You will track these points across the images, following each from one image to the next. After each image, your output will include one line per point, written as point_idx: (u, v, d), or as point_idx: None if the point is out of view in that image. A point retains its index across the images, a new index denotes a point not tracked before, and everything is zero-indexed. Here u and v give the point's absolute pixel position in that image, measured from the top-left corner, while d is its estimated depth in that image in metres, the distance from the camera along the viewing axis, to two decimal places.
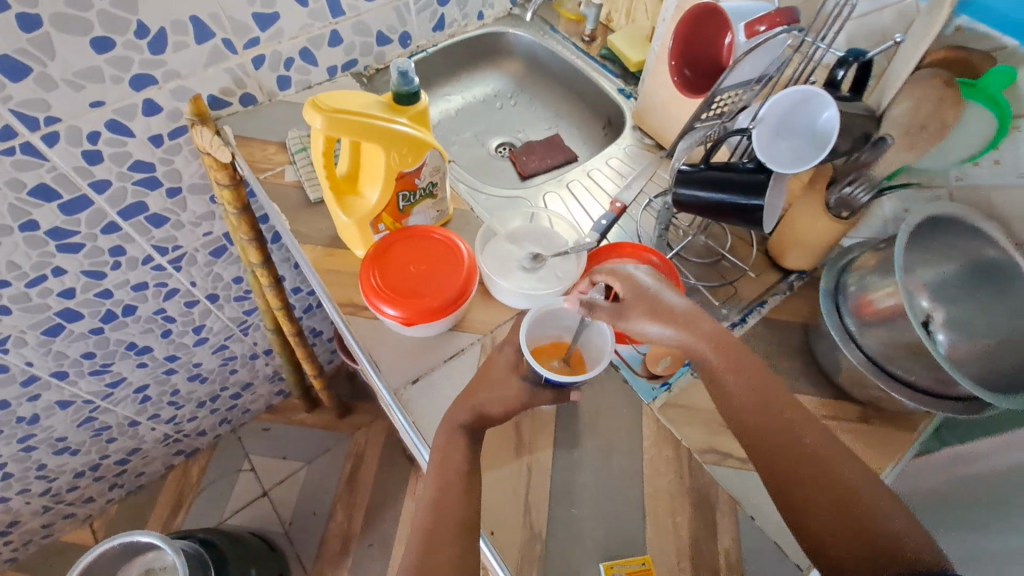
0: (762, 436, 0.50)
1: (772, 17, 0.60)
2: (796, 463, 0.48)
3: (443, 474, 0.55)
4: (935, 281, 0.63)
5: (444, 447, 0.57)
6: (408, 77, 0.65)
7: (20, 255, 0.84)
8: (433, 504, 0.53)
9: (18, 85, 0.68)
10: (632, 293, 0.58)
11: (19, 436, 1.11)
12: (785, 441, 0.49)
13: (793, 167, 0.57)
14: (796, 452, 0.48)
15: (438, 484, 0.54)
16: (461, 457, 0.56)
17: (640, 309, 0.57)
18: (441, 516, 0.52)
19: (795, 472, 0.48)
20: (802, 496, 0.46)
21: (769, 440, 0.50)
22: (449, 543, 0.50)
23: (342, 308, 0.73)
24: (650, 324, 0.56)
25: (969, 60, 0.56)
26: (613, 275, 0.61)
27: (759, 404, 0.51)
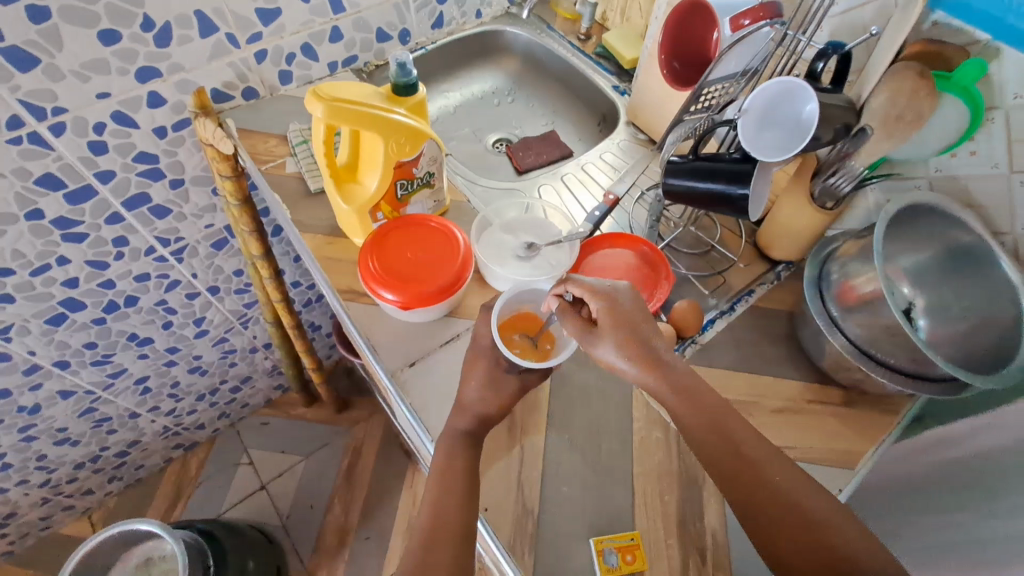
0: (728, 474, 0.49)
1: (755, 11, 0.63)
2: (765, 497, 0.48)
3: (444, 467, 0.57)
4: (913, 268, 0.66)
5: (448, 455, 0.58)
6: (406, 69, 0.68)
7: (25, 244, 0.86)
8: (435, 492, 0.55)
9: (27, 75, 0.70)
10: (607, 316, 0.55)
11: (19, 425, 1.12)
12: (752, 477, 0.49)
13: (777, 156, 0.60)
14: (763, 486, 0.48)
15: (440, 473, 0.56)
16: (462, 451, 0.59)
17: (611, 333, 0.54)
18: (442, 505, 0.54)
19: (762, 508, 0.47)
20: (770, 528, 0.46)
21: (737, 475, 0.49)
22: (449, 530, 0.52)
23: (341, 294, 0.75)
24: (613, 352, 0.54)
25: (944, 53, 0.59)
26: (592, 291, 0.56)
27: (725, 441, 0.50)
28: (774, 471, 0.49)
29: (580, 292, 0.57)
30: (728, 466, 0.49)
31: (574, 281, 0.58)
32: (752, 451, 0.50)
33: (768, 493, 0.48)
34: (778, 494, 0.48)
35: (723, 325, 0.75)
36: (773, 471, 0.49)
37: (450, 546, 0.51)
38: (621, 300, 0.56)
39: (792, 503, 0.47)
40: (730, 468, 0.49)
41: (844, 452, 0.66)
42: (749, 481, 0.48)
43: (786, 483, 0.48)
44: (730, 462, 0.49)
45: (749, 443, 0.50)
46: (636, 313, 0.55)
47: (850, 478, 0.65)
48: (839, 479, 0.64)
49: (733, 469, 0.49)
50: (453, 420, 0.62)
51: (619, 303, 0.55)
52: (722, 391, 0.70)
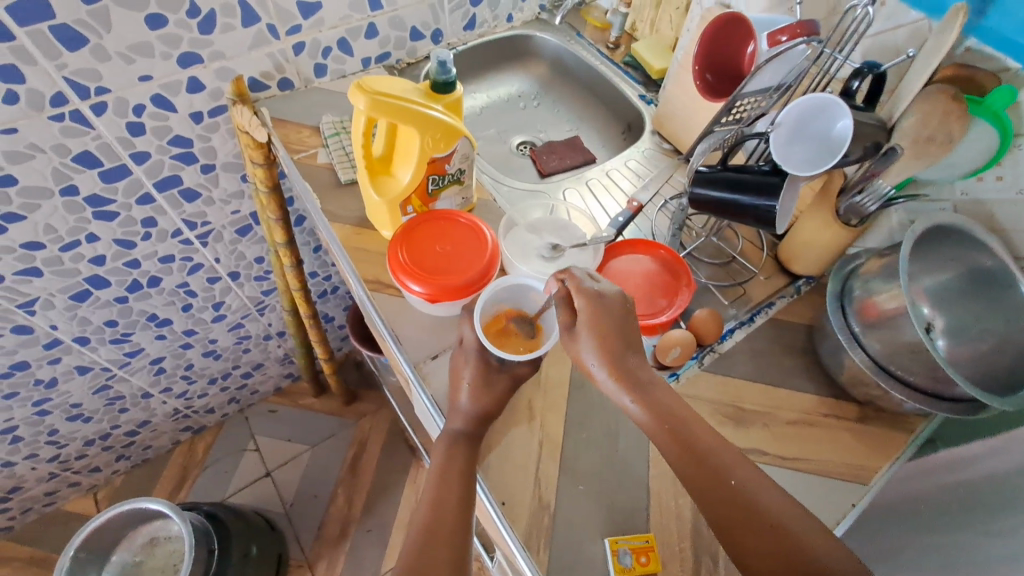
0: (710, 494, 0.49)
1: (794, 28, 0.64)
2: (750, 525, 0.46)
3: (445, 464, 0.59)
4: (933, 288, 0.66)
5: (448, 452, 0.60)
6: (446, 67, 0.69)
7: (58, 220, 0.87)
8: (437, 484, 0.57)
9: (74, 54, 0.72)
10: (590, 318, 0.57)
11: (35, 399, 1.13)
12: (738, 504, 0.48)
13: (805, 170, 0.61)
14: (748, 512, 0.47)
15: (440, 472, 0.58)
16: (463, 453, 0.60)
17: (591, 338, 0.56)
18: (444, 497, 0.55)
19: (748, 536, 0.46)
20: (757, 555, 0.45)
21: (721, 501, 0.48)
22: (451, 517, 0.53)
23: (367, 284, 0.76)
24: (594, 359, 0.56)
25: (975, 78, 0.60)
26: (581, 288, 0.59)
27: (706, 467, 0.50)
28: (762, 498, 0.48)
29: (572, 284, 0.60)
30: (711, 493, 0.49)
31: (570, 274, 0.61)
32: (739, 478, 0.49)
33: (752, 518, 0.47)
34: (766, 522, 0.46)
35: (741, 336, 0.76)
36: (761, 499, 0.48)
37: (451, 531, 0.52)
38: (609, 302, 0.58)
39: (781, 532, 0.45)
40: (713, 493, 0.48)
41: (858, 468, 0.66)
42: (731, 507, 0.47)
43: (775, 511, 0.47)
44: (713, 488, 0.49)
45: (735, 471, 0.50)
46: (625, 316, 0.57)
47: (863, 493, 0.65)
48: (853, 494, 0.65)
49: (715, 497, 0.48)
50: (475, 414, 0.63)
51: (606, 305, 0.57)
52: (739, 400, 0.70)
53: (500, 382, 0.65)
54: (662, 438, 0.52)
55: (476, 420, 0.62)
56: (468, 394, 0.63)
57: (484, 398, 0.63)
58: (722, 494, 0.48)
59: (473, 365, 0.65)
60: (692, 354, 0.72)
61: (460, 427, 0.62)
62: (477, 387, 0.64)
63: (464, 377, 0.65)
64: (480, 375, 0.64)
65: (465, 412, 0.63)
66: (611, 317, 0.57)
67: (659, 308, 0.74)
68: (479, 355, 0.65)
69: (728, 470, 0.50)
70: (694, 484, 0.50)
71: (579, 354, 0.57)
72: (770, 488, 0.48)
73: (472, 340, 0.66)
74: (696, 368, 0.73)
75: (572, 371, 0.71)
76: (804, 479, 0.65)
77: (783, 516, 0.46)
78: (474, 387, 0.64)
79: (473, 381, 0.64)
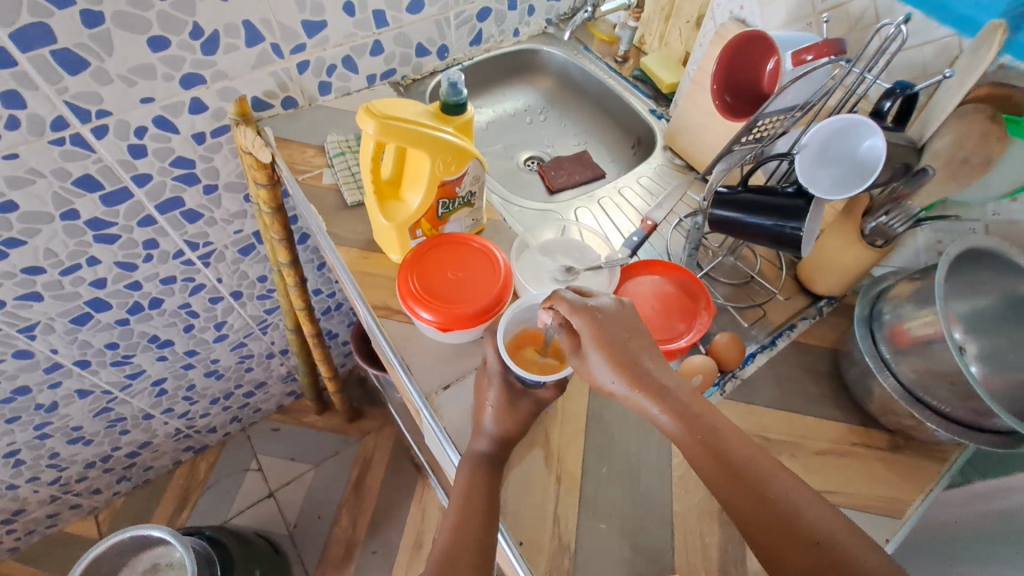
0: (743, 503, 0.46)
1: (819, 47, 0.62)
2: (789, 537, 0.44)
3: (468, 482, 0.57)
4: (968, 312, 0.62)
5: (471, 480, 0.57)
6: (457, 88, 0.67)
7: (58, 244, 0.85)
8: (459, 510, 0.55)
9: (75, 78, 0.70)
10: (593, 335, 0.53)
11: (35, 423, 1.11)
12: (775, 516, 0.45)
13: (834, 193, 0.59)
14: (787, 524, 0.44)
15: (463, 496, 0.56)
16: (485, 473, 0.58)
17: (599, 351, 0.52)
18: (466, 523, 0.54)
19: (786, 549, 0.43)
20: (794, 569, 0.43)
21: (757, 511, 0.45)
22: (472, 544, 0.52)
23: (375, 311, 0.74)
24: (609, 375, 0.52)
25: (1013, 97, 0.56)
26: (575, 307, 0.55)
27: (740, 477, 0.47)
28: (802, 509, 0.45)
29: (564, 309, 0.55)
30: (745, 502, 0.46)
31: (560, 300, 0.56)
32: (776, 488, 0.46)
33: (787, 523, 0.44)
34: (804, 534, 0.43)
35: (764, 360, 0.73)
36: (803, 510, 0.45)
37: (473, 549, 0.51)
38: (608, 314, 0.55)
39: (820, 545, 0.43)
40: (746, 500, 0.46)
41: (891, 501, 0.63)
42: (769, 519, 0.45)
43: (816, 523, 0.44)
44: (748, 497, 0.46)
45: (773, 478, 0.47)
46: (625, 332, 0.54)
47: (898, 528, 0.62)
48: (886, 529, 0.61)
49: (753, 506, 0.46)
50: (498, 436, 0.61)
51: (603, 317, 0.54)
52: (763, 429, 0.68)
53: (526, 405, 0.63)
54: (690, 445, 0.49)
55: (497, 441, 0.61)
56: (493, 415, 0.61)
57: (509, 423, 0.61)
58: (759, 503, 0.45)
59: (498, 386, 0.62)
60: (714, 380, 0.69)
61: (484, 450, 0.60)
62: (502, 411, 0.61)
63: (488, 399, 0.62)
64: (507, 398, 0.62)
65: (490, 434, 0.61)
66: (616, 330, 0.54)
67: (677, 333, 0.71)
68: (503, 377, 0.63)
69: (764, 479, 0.47)
70: (727, 492, 0.47)
71: (591, 370, 0.53)
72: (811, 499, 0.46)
73: (497, 363, 0.63)
74: (717, 396, 0.70)
75: (590, 400, 0.68)
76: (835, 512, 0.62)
77: (824, 529, 0.43)
78: (501, 410, 0.61)
79: (498, 403, 0.62)
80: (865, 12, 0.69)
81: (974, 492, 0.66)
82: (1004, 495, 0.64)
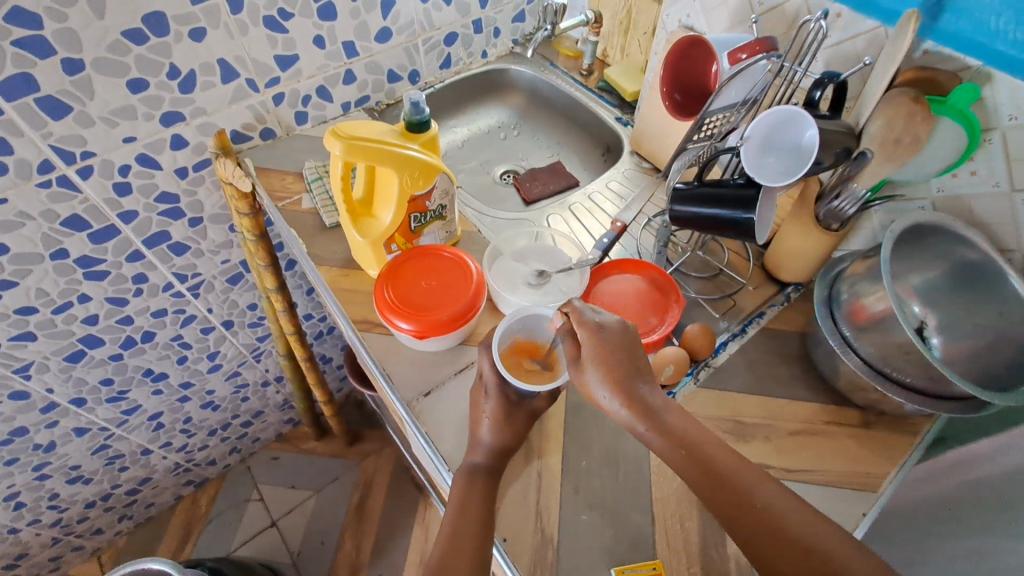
0: (716, 496, 0.48)
1: (752, 46, 0.66)
2: (787, 555, 0.44)
3: (464, 493, 0.58)
4: (922, 285, 0.69)
5: (467, 487, 0.58)
6: (419, 107, 0.71)
7: (49, 283, 0.88)
8: (455, 520, 0.55)
9: (59, 122, 0.73)
10: (595, 350, 0.53)
11: (34, 464, 1.12)
12: (743, 504, 0.47)
13: (781, 180, 0.62)
14: (755, 513, 0.46)
15: (458, 507, 0.56)
16: (482, 481, 0.59)
17: (597, 366, 0.52)
18: (457, 536, 0.53)
19: (775, 551, 0.45)
20: (767, 552, 0.45)
21: (752, 525, 0.46)
22: (467, 554, 0.52)
23: (356, 325, 0.76)
24: (605, 392, 0.52)
25: (937, 79, 0.62)
26: (583, 321, 0.55)
27: (712, 472, 0.48)
28: (790, 519, 0.46)
29: (574, 318, 0.56)
30: (721, 498, 0.48)
31: (572, 305, 0.57)
32: (744, 481, 0.48)
33: (754, 515, 0.46)
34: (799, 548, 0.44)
35: (735, 348, 0.75)
36: (790, 519, 0.46)
37: (471, 553, 0.52)
38: (611, 333, 0.54)
39: (816, 559, 0.44)
40: (718, 494, 0.48)
41: (865, 475, 0.65)
42: (745, 515, 0.46)
43: (783, 515, 0.46)
44: (743, 510, 0.47)
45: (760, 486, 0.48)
46: (630, 351, 0.53)
47: (873, 501, 0.63)
48: (863, 503, 0.63)
49: (726, 501, 0.47)
50: (482, 442, 0.62)
51: (607, 336, 0.54)
52: (738, 414, 0.69)
53: (516, 411, 0.63)
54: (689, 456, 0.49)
55: (484, 448, 0.61)
56: (490, 425, 0.62)
57: (505, 433, 0.62)
58: (726, 495, 0.48)
59: (493, 400, 0.62)
60: (686, 370, 0.70)
61: (481, 462, 0.61)
62: (495, 424, 0.62)
63: (484, 411, 0.63)
64: (496, 406, 0.63)
65: (474, 440, 0.62)
66: (620, 346, 0.54)
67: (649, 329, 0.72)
68: (500, 390, 0.63)
69: (753, 490, 0.48)
70: (722, 507, 0.47)
71: (586, 384, 0.53)
72: (801, 509, 0.47)
73: (492, 373, 0.63)
74: (691, 384, 0.72)
75: (567, 397, 0.70)
76: (812, 490, 0.64)
77: (818, 539, 0.45)
78: (483, 414, 0.62)
79: (487, 411, 0.63)
80: (799, 11, 0.73)
81: (948, 463, 0.67)
82: (976, 462, 0.65)
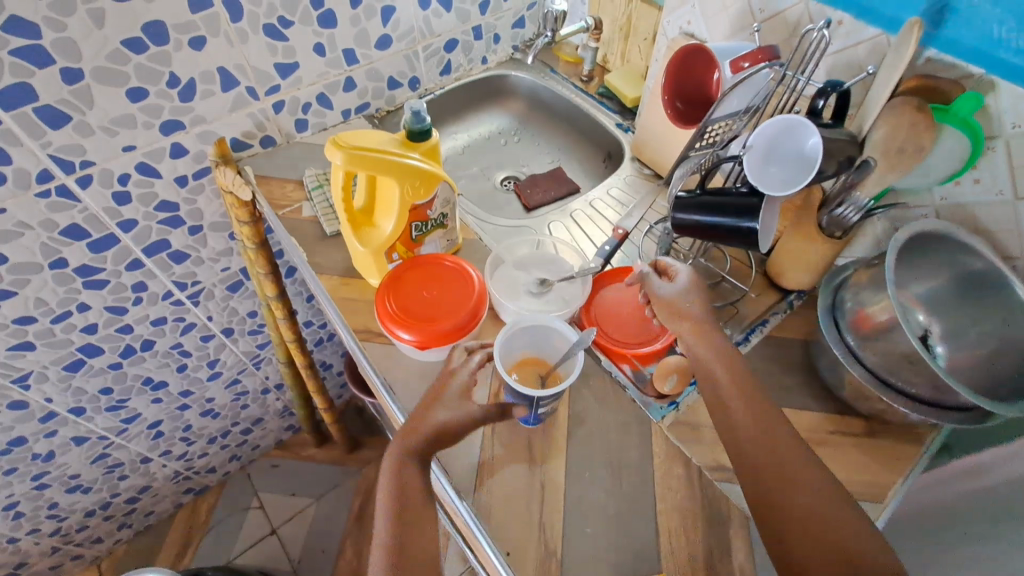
0: (758, 460, 0.53)
1: (754, 54, 0.67)
2: (807, 528, 0.48)
3: (399, 490, 0.55)
4: (926, 295, 0.68)
5: (407, 463, 0.57)
6: (420, 116, 0.71)
7: (48, 292, 0.87)
8: (396, 501, 0.54)
9: (58, 132, 0.73)
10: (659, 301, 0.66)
11: (33, 473, 1.11)
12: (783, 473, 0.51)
13: (784, 190, 0.61)
14: (791, 486, 0.50)
15: (395, 513, 0.53)
16: (416, 470, 0.57)
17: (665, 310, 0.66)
18: (401, 547, 0.51)
19: (799, 519, 0.48)
20: (789, 521, 0.49)
21: (783, 494, 0.50)
22: (414, 533, 0.53)
23: (357, 335, 0.76)
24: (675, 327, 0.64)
25: (940, 87, 0.62)
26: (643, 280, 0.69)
27: (764, 436, 0.54)
28: (823, 496, 0.49)
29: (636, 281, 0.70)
30: (764, 461, 0.52)
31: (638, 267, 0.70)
32: (790, 458, 0.52)
33: (792, 487, 0.50)
34: (834, 545, 0.46)
35: (738, 357, 0.75)
36: (824, 498, 0.49)
37: (418, 530, 0.53)
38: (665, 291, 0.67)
39: (835, 534, 0.47)
40: (764, 458, 0.52)
41: (870, 486, 0.64)
42: (781, 482, 0.51)
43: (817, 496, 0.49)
44: (780, 478, 0.51)
45: (806, 475, 0.51)
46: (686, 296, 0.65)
47: (878, 512, 0.63)
48: (868, 514, 0.62)
49: (766, 467, 0.52)
50: None
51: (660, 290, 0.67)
52: None
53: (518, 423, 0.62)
54: (747, 424, 0.55)
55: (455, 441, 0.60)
56: None
57: None
58: (770, 460, 0.52)
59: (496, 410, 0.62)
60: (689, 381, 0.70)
61: (419, 446, 0.58)
62: None
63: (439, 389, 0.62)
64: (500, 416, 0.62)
65: None
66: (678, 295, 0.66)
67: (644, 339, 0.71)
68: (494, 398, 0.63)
69: (796, 467, 0.51)
70: (763, 470, 0.52)
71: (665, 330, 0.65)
72: (836, 497, 0.49)
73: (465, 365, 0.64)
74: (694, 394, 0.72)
75: (569, 407, 0.69)
76: None
77: (842, 524, 0.48)
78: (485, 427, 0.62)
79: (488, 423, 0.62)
80: (800, 19, 0.73)
81: (953, 473, 0.67)
82: (981, 471, 0.65)
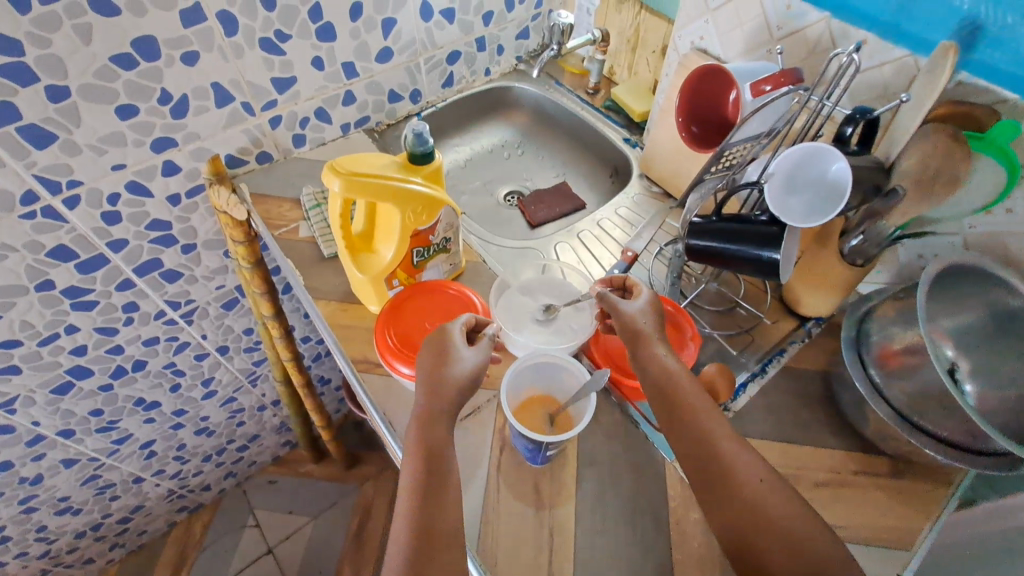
0: (720, 497, 0.50)
1: (778, 77, 0.64)
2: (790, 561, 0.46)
3: (427, 453, 0.53)
4: (956, 328, 0.65)
5: (432, 434, 0.54)
6: (423, 138, 0.68)
7: (34, 315, 0.84)
8: (424, 473, 0.52)
9: (43, 151, 0.70)
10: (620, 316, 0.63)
11: (21, 497, 1.08)
12: (746, 508, 0.49)
13: (807, 221, 0.58)
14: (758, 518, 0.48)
15: (419, 486, 0.51)
16: (444, 432, 0.55)
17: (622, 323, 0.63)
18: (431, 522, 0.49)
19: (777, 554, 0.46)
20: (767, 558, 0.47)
21: (755, 531, 0.48)
22: (444, 507, 0.50)
23: (356, 365, 0.73)
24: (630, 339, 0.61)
25: (974, 114, 0.59)
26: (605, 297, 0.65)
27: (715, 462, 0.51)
28: (790, 519, 0.48)
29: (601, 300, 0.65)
30: (724, 496, 0.50)
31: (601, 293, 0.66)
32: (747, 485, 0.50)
33: (761, 522, 0.48)
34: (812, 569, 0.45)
35: (756, 389, 0.71)
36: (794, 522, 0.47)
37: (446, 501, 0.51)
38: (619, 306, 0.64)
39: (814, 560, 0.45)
40: (722, 491, 0.50)
41: (897, 531, 0.61)
42: (749, 517, 0.48)
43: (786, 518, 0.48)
44: (746, 514, 0.48)
45: (768, 501, 0.49)
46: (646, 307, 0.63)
47: (907, 561, 0.59)
48: (895, 563, 0.59)
49: (730, 505, 0.49)
50: None
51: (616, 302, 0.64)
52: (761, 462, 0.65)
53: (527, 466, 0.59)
54: (697, 444, 0.53)
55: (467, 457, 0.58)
56: None
57: None
58: (729, 494, 0.50)
59: None
60: None
61: (444, 408, 0.56)
62: None
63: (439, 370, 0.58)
64: None
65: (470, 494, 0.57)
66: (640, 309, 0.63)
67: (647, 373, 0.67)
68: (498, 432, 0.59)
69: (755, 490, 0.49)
70: (727, 507, 0.50)
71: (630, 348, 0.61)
72: (804, 515, 0.48)
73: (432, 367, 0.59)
74: None
75: (579, 445, 0.66)
76: None
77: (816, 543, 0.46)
78: None
79: None
80: (821, 37, 0.70)
81: (983, 516, 0.64)
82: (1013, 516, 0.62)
